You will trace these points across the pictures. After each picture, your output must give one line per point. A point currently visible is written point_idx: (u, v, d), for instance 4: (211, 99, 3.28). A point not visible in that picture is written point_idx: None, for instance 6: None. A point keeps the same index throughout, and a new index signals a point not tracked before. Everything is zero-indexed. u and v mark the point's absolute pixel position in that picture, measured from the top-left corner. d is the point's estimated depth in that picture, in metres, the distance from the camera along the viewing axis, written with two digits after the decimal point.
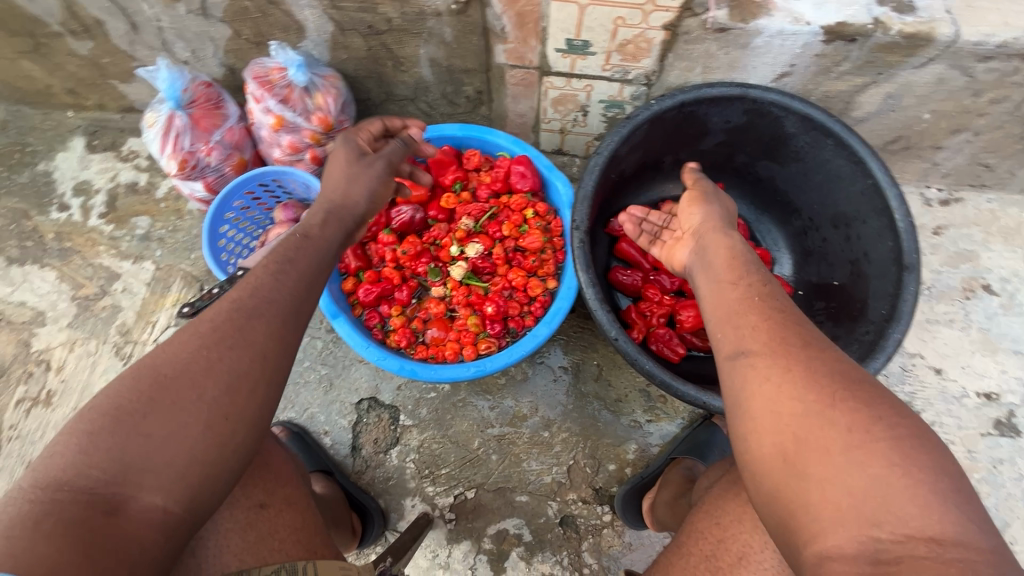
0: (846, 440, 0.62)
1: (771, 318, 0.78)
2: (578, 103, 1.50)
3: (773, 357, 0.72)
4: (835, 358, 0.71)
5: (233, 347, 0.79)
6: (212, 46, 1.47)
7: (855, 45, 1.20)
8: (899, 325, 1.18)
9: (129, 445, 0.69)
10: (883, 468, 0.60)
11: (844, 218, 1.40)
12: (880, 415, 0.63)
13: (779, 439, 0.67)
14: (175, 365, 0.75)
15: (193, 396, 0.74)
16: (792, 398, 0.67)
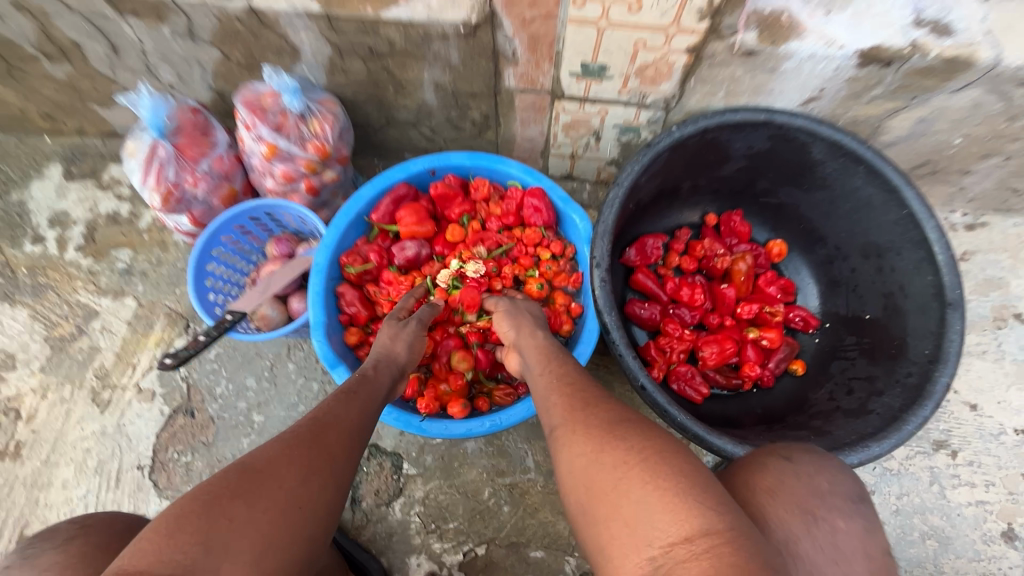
0: (614, 477, 0.63)
1: (568, 393, 0.83)
2: (591, 128, 1.42)
3: (568, 426, 0.77)
4: (616, 408, 0.76)
5: (317, 446, 0.74)
6: (200, 69, 1.38)
7: (890, 69, 1.13)
8: (946, 368, 1.10)
9: (215, 532, 0.58)
10: (637, 490, 0.60)
11: (875, 248, 1.32)
12: (636, 444, 0.66)
13: (580, 499, 0.67)
14: (267, 456, 0.69)
15: (278, 487, 0.66)
16: (578, 456, 0.70)
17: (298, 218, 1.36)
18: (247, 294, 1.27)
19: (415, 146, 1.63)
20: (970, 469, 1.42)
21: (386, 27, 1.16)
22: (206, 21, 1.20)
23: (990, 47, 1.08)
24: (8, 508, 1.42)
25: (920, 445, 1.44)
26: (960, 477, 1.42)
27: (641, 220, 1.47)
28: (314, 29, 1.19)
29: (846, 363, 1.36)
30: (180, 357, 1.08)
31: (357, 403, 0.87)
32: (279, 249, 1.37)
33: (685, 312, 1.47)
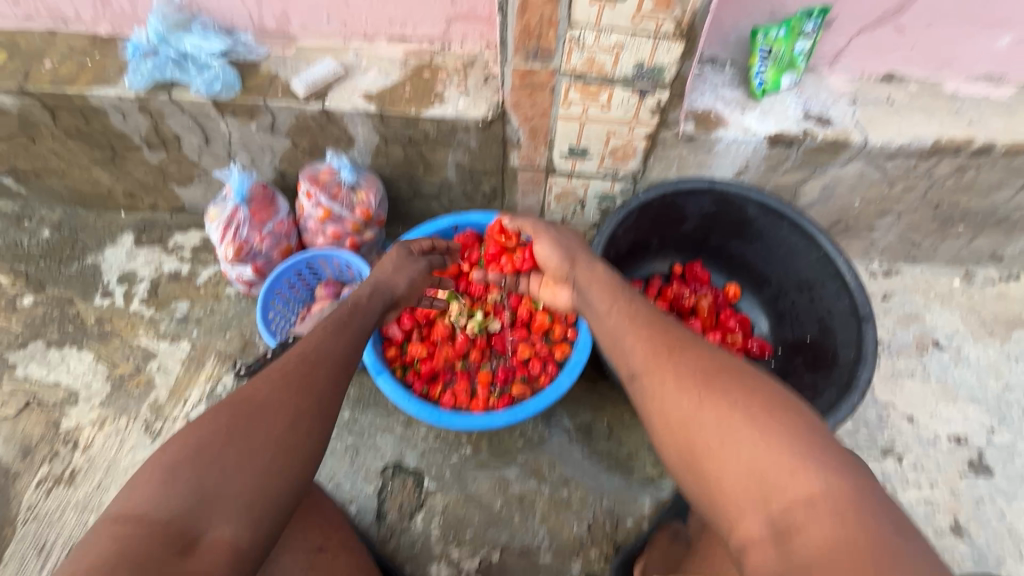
0: (719, 433, 0.83)
1: (644, 337, 1.01)
2: (577, 196, 1.81)
3: (657, 373, 0.95)
4: (697, 358, 0.94)
5: (303, 391, 0.94)
6: (271, 154, 1.76)
7: (793, 149, 1.55)
8: (867, 366, 1.40)
9: (207, 476, 0.79)
10: (749, 447, 0.80)
11: (806, 283, 1.67)
12: (735, 403, 0.85)
13: (680, 445, 0.88)
14: (254, 404, 0.89)
15: (265, 432, 0.86)
16: (676, 409, 0.90)
17: (344, 265, 1.67)
18: (303, 325, 1.55)
19: (435, 215, 2.00)
20: (914, 472, 1.67)
21: (424, 122, 1.57)
22: (287, 118, 1.61)
23: (859, 133, 1.52)
24: (59, 530, 1.54)
25: (870, 452, 1.69)
26: (907, 479, 1.65)
27: (621, 268, 1.82)
28: (368, 124, 1.60)
29: (796, 379, 1.65)
30: (254, 369, 1.32)
31: (341, 341, 1.07)
32: (326, 290, 1.67)
33: None
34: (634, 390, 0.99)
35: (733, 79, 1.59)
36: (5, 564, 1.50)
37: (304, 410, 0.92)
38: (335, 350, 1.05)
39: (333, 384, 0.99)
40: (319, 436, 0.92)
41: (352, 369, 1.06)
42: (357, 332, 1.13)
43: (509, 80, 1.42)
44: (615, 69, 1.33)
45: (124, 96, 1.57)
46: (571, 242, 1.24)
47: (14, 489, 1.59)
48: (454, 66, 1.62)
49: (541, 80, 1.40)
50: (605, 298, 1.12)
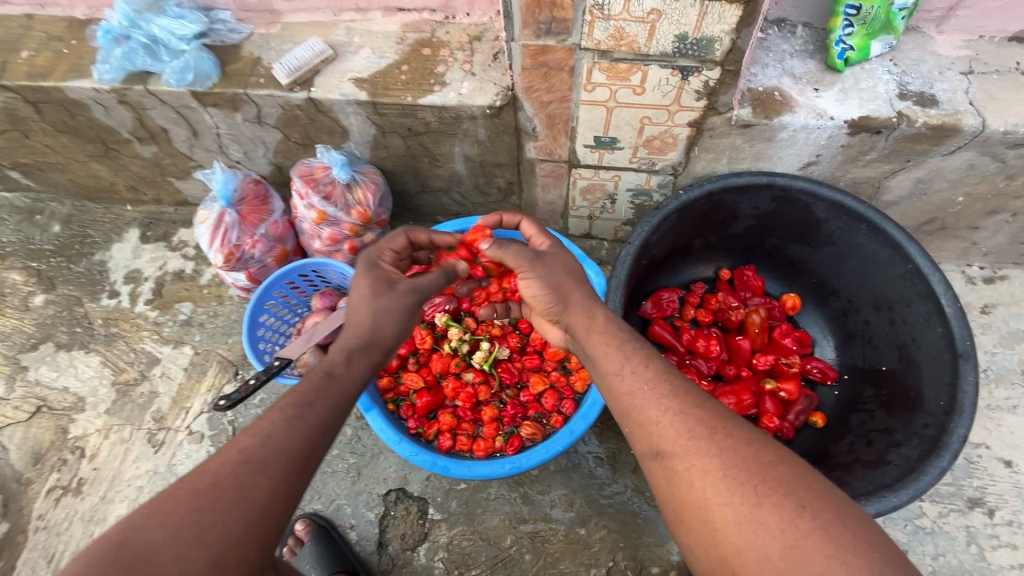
0: (782, 541, 0.64)
1: (670, 412, 0.79)
2: (606, 191, 1.54)
3: (692, 457, 0.74)
4: (744, 439, 0.73)
5: (238, 508, 0.73)
6: (264, 148, 1.59)
7: (881, 136, 1.22)
8: (962, 419, 1.12)
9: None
10: (822, 564, 0.61)
11: (885, 301, 1.37)
12: (801, 504, 0.66)
13: (723, 550, 0.68)
14: (165, 532, 0.68)
15: (178, 571, 0.66)
16: (721, 506, 0.69)
17: (341, 274, 1.52)
18: (293, 342, 1.41)
19: (447, 209, 1.80)
20: (1008, 529, 1.39)
21: (423, 111, 1.34)
22: (273, 109, 1.42)
23: (973, 116, 1.17)
24: (67, 541, 1.54)
25: (954, 502, 1.41)
26: (998, 538, 1.38)
27: (657, 275, 1.56)
28: (362, 114, 1.38)
29: (865, 416, 1.38)
30: (234, 399, 1.18)
31: (306, 424, 0.85)
32: (322, 302, 1.53)
33: (702, 362, 1.52)
34: (658, 472, 0.77)
35: (806, 46, 1.27)
36: (18, 573, 1.51)
37: (232, 537, 0.71)
38: (291, 443, 0.82)
39: (279, 498, 0.77)
40: (254, 564, 0.73)
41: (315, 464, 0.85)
42: (325, 412, 0.90)
43: (519, 59, 1.16)
44: (651, 43, 1.05)
45: (100, 89, 1.41)
46: (561, 273, 1.01)
47: (26, 496, 1.60)
48: (459, 41, 1.37)
49: (558, 59, 1.13)
50: (615, 359, 0.88)
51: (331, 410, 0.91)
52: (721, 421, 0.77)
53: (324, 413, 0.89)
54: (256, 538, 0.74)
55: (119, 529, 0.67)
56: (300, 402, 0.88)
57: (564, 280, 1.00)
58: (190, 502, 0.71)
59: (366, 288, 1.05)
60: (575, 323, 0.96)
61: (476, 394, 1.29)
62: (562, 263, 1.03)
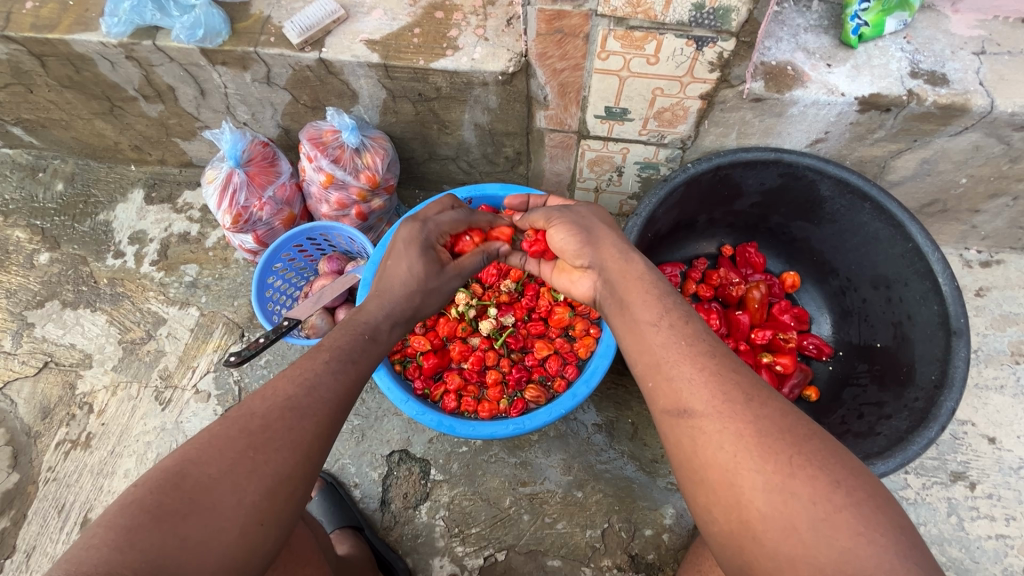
0: (812, 513, 0.67)
1: (706, 372, 0.80)
2: (614, 164, 1.55)
3: (724, 420, 0.75)
4: (780, 411, 0.76)
5: (283, 448, 0.77)
6: (272, 109, 1.58)
7: (890, 115, 1.23)
8: (951, 393, 1.16)
9: (164, 550, 0.66)
10: (850, 539, 0.64)
11: (884, 279, 1.40)
12: (835, 479, 0.69)
13: (745, 514, 0.70)
14: (222, 465, 0.73)
15: (235, 500, 0.72)
16: (752, 471, 0.71)
17: (348, 238, 1.53)
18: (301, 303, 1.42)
19: (453, 178, 1.80)
20: (988, 502, 1.44)
21: (435, 75, 1.34)
22: (283, 70, 1.40)
23: (982, 96, 1.18)
24: (76, 493, 1.58)
25: (937, 476, 1.47)
26: (979, 510, 1.44)
27: (661, 248, 1.58)
28: (372, 76, 1.38)
29: (858, 390, 1.42)
30: (243, 357, 1.19)
31: (343, 378, 0.89)
32: (330, 265, 1.54)
33: None
34: (681, 432, 0.78)
35: (821, 21, 1.27)
36: (29, 521, 1.55)
37: (281, 475, 0.76)
38: (334, 395, 0.86)
39: (322, 444, 0.81)
40: (302, 498, 0.78)
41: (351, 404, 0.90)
42: (363, 370, 0.94)
43: (533, 25, 1.15)
44: (667, 11, 1.04)
45: (107, 42, 1.39)
46: (587, 218, 1.08)
47: (35, 449, 1.63)
48: (472, 5, 1.36)
49: (573, 25, 1.12)
50: (652, 310, 0.90)
51: (367, 369, 0.95)
52: (748, 379, 0.79)
53: (363, 373, 0.93)
54: (303, 474, 0.78)
55: (185, 460, 0.73)
56: (343, 359, 0.92)
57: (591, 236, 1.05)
58: (244, 437, 0.76)
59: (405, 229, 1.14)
60: (611, 264, 1.00)
61: (483, 358, 1.33)
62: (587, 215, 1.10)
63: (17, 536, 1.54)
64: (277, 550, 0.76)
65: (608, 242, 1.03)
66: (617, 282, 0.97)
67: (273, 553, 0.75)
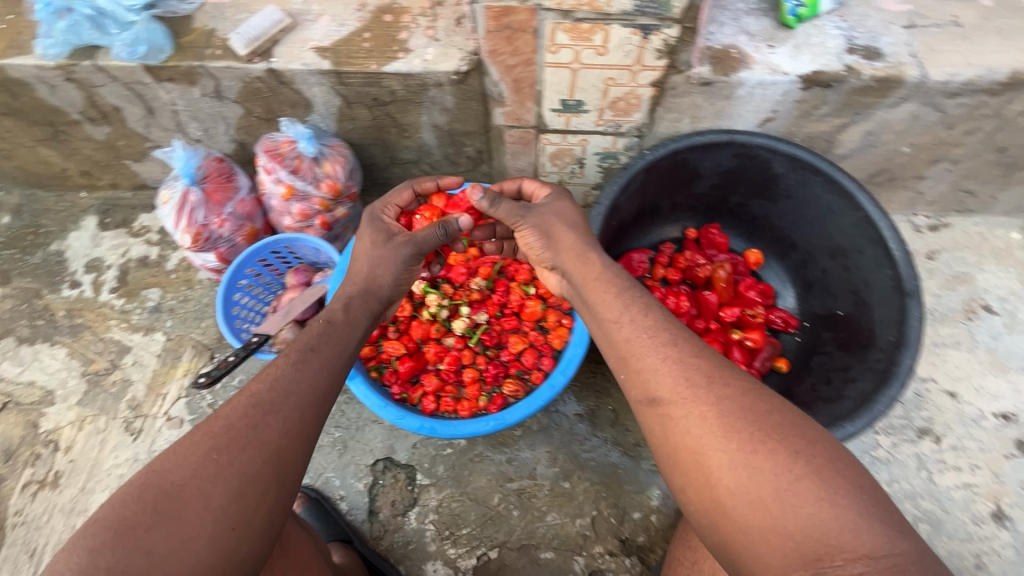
0: (777, 485, 0.69)
1: (668, 359, 0.82)
2: (575, 156, 1.57)
3: (687, 404, 0.77)
4: (740, 388, 0.78)
5: (245, 449, 0.78)
6: (225, 124, 1.55)
7: (832, 90, 1.28)
8: (909, 351, 1.21)
9: (131, 565, 0.68)
10: (813, 505, 0.67)
11: (840, 250, 1.45)
12: (795, 450, 0.71)
13: (716, 492, 0.73)
14: (184, 472, 0.75)
15: (201, 506, 0.74)
16: (717, 451, 0.73)
17: (314, 249, 1.51)
18: (270, 318, 1.41)
19: None
20: (953, 454, 1.51)
21: (388, 79, 1.33)
22: (233, 83, 1.38)
23: (915, 67, 1.24)
24: (47, 535, 1.51)
25: (905, 433, 1.54)
26: (946, 462, 1.51)
27: (627, 235, 1.61)
28: (325, 84, 1.36)
29: (824, 357, 1.47)
30: (214, 378, 1.17)
31: (309, 369, 0.91)
32: (297, 278, 1.52)
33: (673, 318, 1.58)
34: (651, 420, 0.81)
35: (759, 5, 1.31)
36: None
37: (246, 475, 0.77)
38: (297, 389, 0.87)
39: (291, 439, 0.83)
40: (278, 495, 0.80)
41: (330, 398, 0.92)
42: (328, 359, 0.95)
43: (482, 23, 1.16)
44: (611, 2, 1.06)
45: (44, 65, 1.34)
46: (548, 218, 1.08)
47: None
48: (421, 7, 1.36)
49: (521, 20, 1.14)
50: (613, 307, 0.92)
51: (332, 356, 0.96)
52: (711, 361, 0.81)
53: (327, 360, 0.94)
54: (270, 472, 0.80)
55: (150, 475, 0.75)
56: (307, 351, 0.94)
57: (557, 223, 1.07)
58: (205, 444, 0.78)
59: (370, 240, 1.12)
60: (572, 265, 1.01)
61: (459, 358, 1.33)
62: (550, 211, 1.09)
63: None
64: (257, 549, 0.78)
65: (569, 243, 1.04)
66: (579, 282, 1.00)
67: (254, 552, 0.77)
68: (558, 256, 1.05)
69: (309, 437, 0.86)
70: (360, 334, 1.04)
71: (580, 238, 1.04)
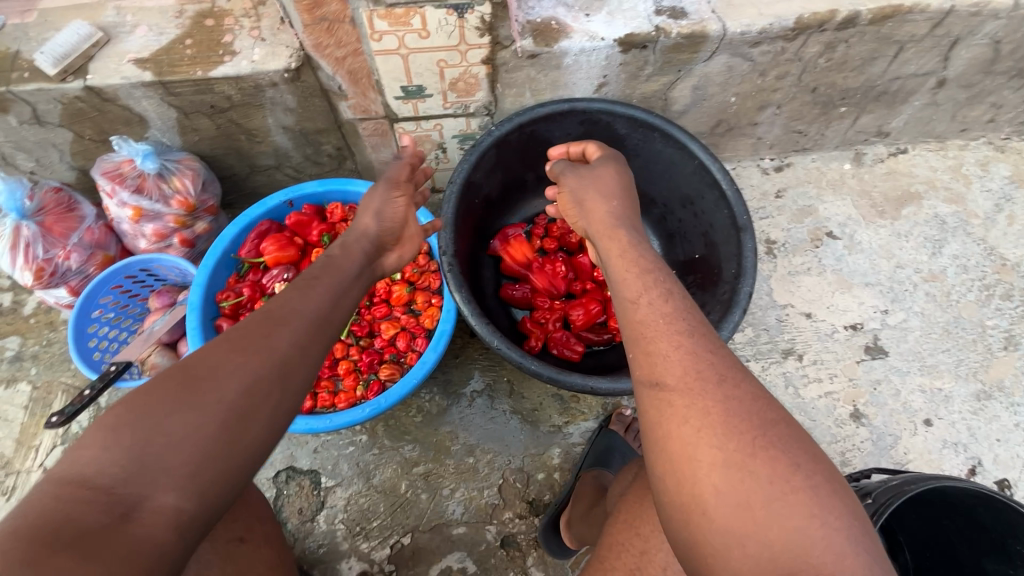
0: (768, 493, 0.68)
1: (682, 347, 0.79)
2: (434, 141, 1.60)
3: (691, 394, 0.75)
4: (751, 393, 0.75)
5: (259, 349, 0.80)
6: (57, 151, 1.46)
7: (649, 51, 1.38)
8: (746, 280, 1.33)
9: (149, 445, 0.67)
10: (804, 521, 0.66)
11: (688, 198, 1.56)
12: (796, 462, 0.70)
13: (698, 488, 0.71)
14: (209, 364, 0.76)
15: (217, 399, 0.73)
16: (713, 447, 0.71)
17: (175, 269, 1.45)
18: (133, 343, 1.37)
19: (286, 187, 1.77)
20: (815, 367, 1.68)
21: (219, 84, 1.30)
22: (50, 106, 1.30)
23: (716, 22, 1.35)
24: None
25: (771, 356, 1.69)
26: (808, 376, 1.67)
27: (498, 212, 1.67)
28: (154, 97, 1.32)
29: None
30: (66, 415, 1.10)
31: (312, 294, 0.93)
32: (160, 300, 1.48)
33: (553, 285, 1.66)
34: (647, 401, 0.79)
35: None
36: None
37: (260, 375, 0.78)
38: (307, 307, 0.90)
39: (298, 352, 0.84)
40: (286, 401, 0.81)
41: (330, 331, 0.92)
42: (331, 285, 0.97)
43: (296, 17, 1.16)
44: None
45: None
46: (607, 178, 1.15)
47: None
48: (244, 8, 1.34)
49: (334, 11, 1.15)
50: (634, 287, 0.91)
51: (334, 285, 0.97)
52: (727, 360, 0.79)
53: (331, 286, 0.97)
54: (212, 453, 0.71)
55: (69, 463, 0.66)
56: (312, 279, 0.97)
57: (596, 193, 1.13)
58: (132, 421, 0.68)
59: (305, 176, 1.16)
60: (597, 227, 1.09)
61: (332, 352, 1.33)
62: (607, 173, 1.17)
63: None
64: (265, 452, 0.78)
65: (603, 210, 1.09)
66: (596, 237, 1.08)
67: (265, 450, 0.78)
68: (587, 222, 1.13)
69: (315, 352, 0.87)
70: (355, 274, 1.04)
71: (616, 206, 1.10)
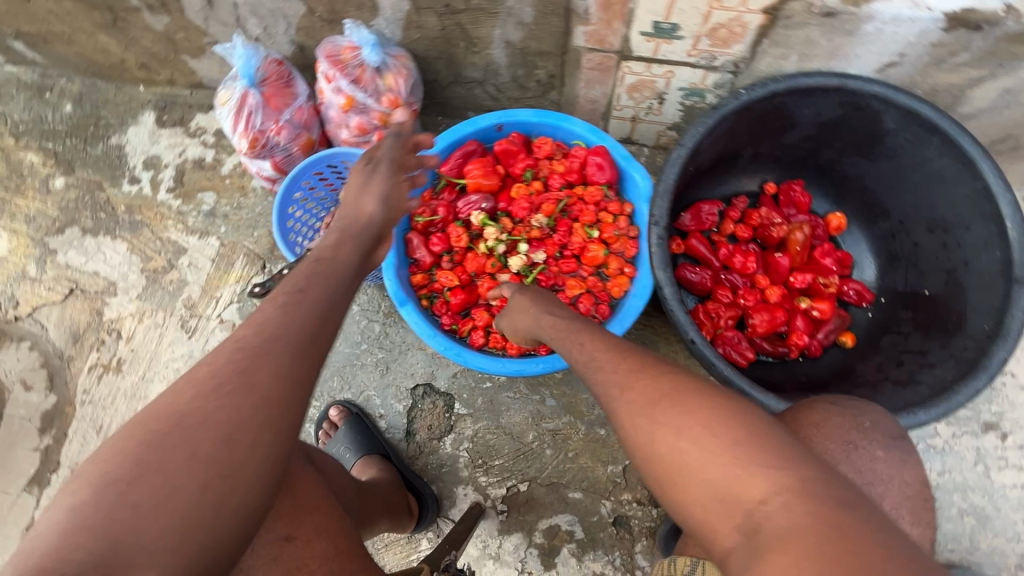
0: (683, 440, 0.64)
1: (613, 353, 0.82)
2: (656, 89, 1.42)
3: (622, 379, 0.75)
4: (666, 368, 0.73)
5: (290, 317, 0.78)
6: (285, 23, 1.46)
7: (979, 34, 1.09)
8: (1005, 344, 1.10)
9: (206, 443, 0.64)
10: (723, 457, 0.60)
11: (942, 223, 1.30)
12: (703, 407, 0.65)
13: (642, 456, 0.68)
14: (231, 360, 0.71)
15: (267, 377, 0.71)
16: (637, 417, 0.69)
17: None
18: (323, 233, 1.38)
19: (477, 104, 1.69)
20: (1017, 453, 1.43)
21: None
22: None
23: None
24: (112, 415, 1.64)
25: (969, 425, 1.44)
26: (1007, 460, 1.43)
27: (700, 184, 1.50)
28: None
29: (898, 338, 1.37)
30: (267, 288, 1.14)
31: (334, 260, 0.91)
32: None
33: (738, 278, 1.49)
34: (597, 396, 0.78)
35: None
36: (70, 439, 1.63)
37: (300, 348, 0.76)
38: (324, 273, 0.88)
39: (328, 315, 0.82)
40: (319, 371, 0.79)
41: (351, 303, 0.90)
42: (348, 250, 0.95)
43: None
44: None
45: None
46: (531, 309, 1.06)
47: (69, 371, 1.67)
48: None
49: None
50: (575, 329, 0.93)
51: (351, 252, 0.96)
52: (643, 355, 0.79)
53: (356, 248, 0.97)
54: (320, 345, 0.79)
55: (232, 337, 0.74)
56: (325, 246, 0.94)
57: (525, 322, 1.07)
58: (287, 301, 0.80)
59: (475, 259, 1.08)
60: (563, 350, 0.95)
61: None
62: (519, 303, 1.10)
63: (61, 452, 1.63)
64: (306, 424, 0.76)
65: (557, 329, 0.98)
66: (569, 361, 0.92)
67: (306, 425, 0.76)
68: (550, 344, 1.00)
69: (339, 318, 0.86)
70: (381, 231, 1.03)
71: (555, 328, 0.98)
